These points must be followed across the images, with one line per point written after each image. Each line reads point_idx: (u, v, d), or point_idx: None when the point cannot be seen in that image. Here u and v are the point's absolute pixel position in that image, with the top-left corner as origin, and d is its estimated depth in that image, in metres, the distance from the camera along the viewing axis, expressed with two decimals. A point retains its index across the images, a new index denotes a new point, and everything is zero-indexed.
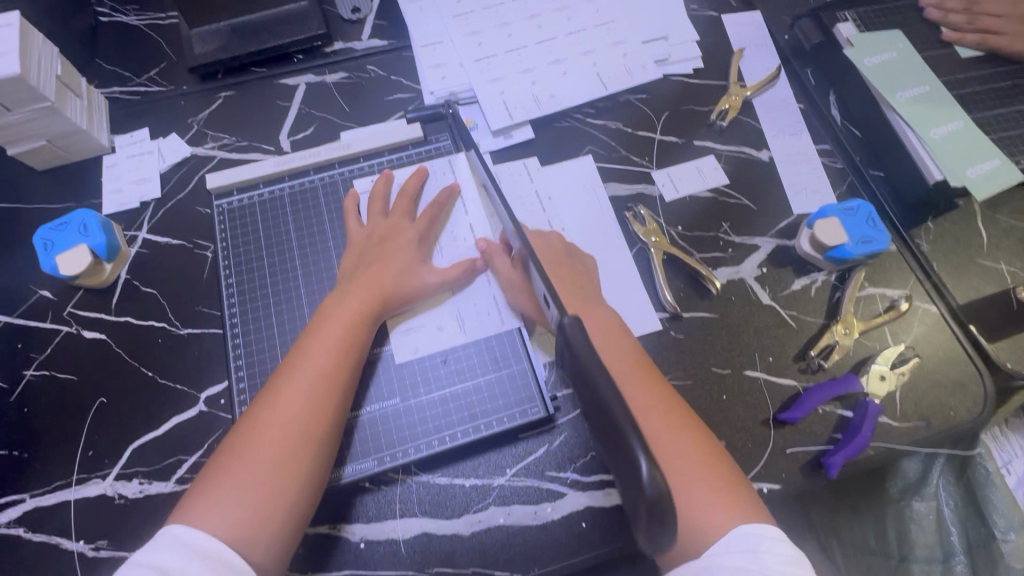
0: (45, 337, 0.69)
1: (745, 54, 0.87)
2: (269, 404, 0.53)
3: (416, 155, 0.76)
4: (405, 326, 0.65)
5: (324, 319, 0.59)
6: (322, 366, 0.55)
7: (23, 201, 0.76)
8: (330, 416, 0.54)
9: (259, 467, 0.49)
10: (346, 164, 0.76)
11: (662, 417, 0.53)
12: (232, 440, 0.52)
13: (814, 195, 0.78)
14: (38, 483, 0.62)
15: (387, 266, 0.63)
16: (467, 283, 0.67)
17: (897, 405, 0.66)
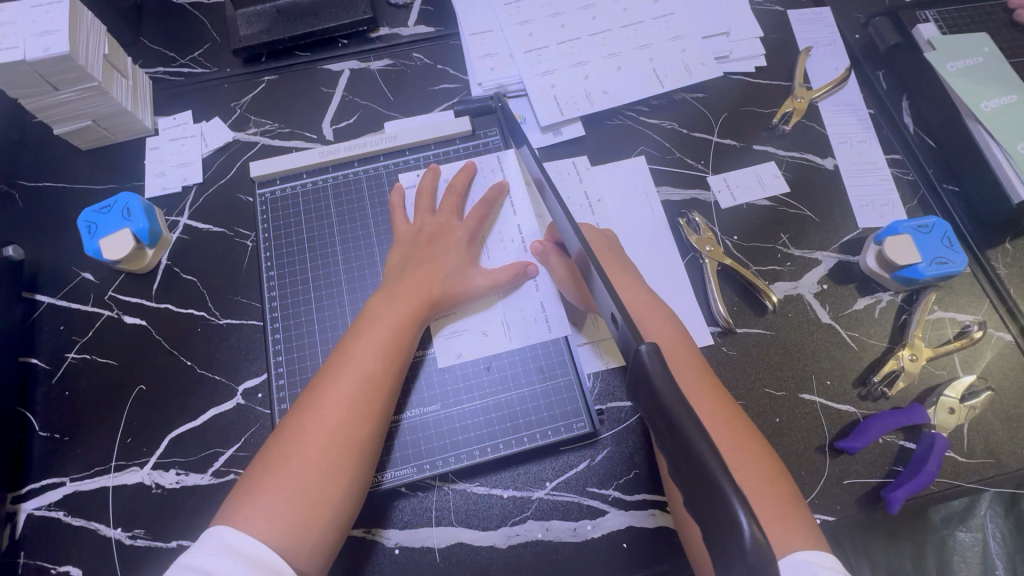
0: (87, 320, 0.68)
1: (812, 54, 0.82)
2: (314, 406, 0.51)
3: (464, 150, 0.74)
4: (448, 330, 0.63)
5: (370, 319, 0.57)
6: (368, 368, 0.53)
7: (67, 181, 0.76)
8: (375, 421, 0.52)
9: (304, 474, 0.48)
10: (391, 156, 0.74)
11: (732, 444, 0.50)
12: (277, 441, 0.51)
13: (881, 208, 0.73)
14: (78, 467, 0.62)
15: (434, 266, 0.61)
16: (514, 287, 0.65)
17: (964, 439, 0.62)
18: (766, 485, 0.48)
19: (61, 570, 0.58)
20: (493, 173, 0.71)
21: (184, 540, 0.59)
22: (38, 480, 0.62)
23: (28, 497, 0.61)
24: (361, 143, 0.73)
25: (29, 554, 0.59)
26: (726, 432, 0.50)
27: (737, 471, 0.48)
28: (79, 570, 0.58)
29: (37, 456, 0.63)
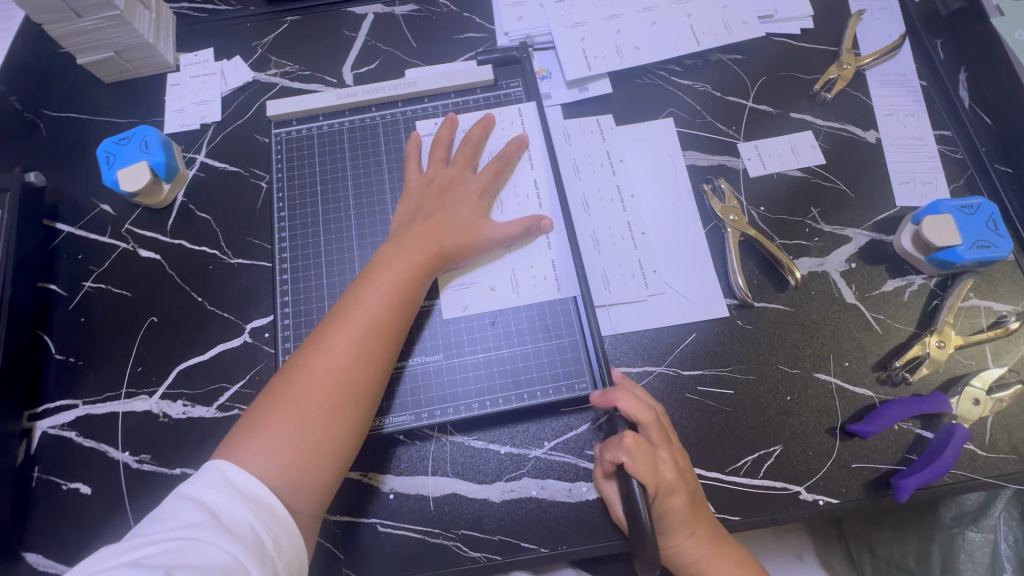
0: (104, 251, 0.69)
1: (864, 17, 0.76)
2: (320, 348, 0.51)
3: (483, 101, 0.71)
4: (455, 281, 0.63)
5: (381, 267, 0.56)
6: (375, 315, 0.53)
7: (89, 113, 0.76)
8: (380, 365, 0.52)
9: (306, 413, 0.48)
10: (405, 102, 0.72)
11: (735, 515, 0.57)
12: (281, 379, 0.50)
13: (923, 187, 0.69)
14: (91, 391, 0.64)
15: (449, 218, 0.60)
16: (525, 241, 0.63)
17: (987, 432, 0.59)
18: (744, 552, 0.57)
19: (71, 487, 0.60)
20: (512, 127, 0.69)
21: (188, 468, 0.61)
22: (53, 400, 0.64)
23: (42, 416, 0.63)
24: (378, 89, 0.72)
25: (42, 469, 0.61)
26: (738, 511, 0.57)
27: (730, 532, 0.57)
28: (88, 488, 0.60)
29: (52, 378, 0.65)
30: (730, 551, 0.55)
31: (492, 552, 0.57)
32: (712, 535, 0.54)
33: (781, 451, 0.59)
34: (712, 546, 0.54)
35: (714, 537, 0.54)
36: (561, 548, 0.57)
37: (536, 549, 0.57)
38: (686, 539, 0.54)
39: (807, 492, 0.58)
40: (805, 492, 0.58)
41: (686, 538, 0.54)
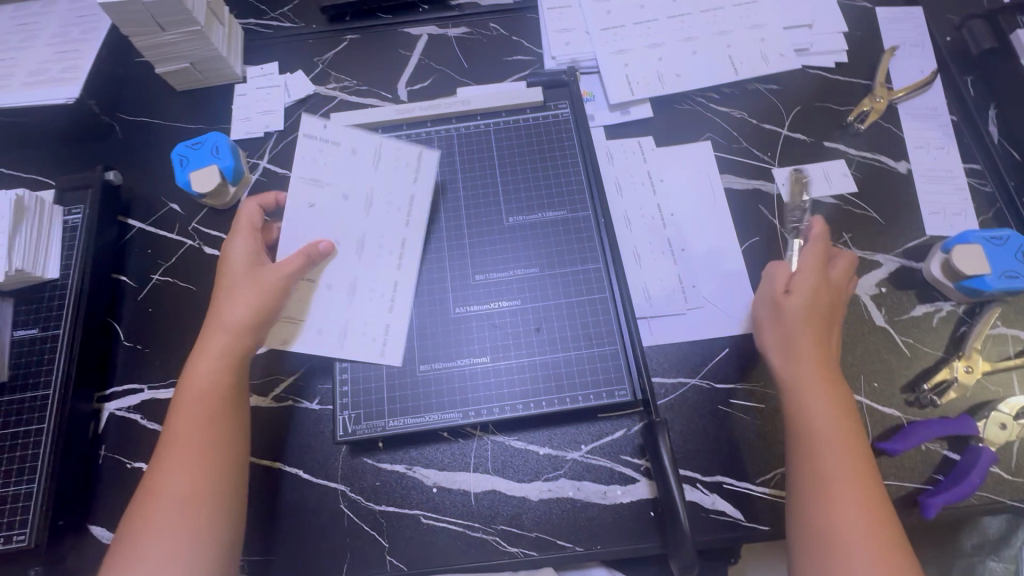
0: (172, 247, 0.74)
1: (897, 53, 0.80)
2: (178, 437, 0.55)
3: (392, 163, 0.68)
4: (369, 348, 0.64)
5: (194, 371, 0.57)
6: (189, 428, 0.55)
7: (162, 118, 0.81)
8: (220, 442, 0.55)
9: (185, 503, 0.52)
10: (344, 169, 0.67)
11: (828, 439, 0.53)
12: (150, 475, 0.54)
13: (953, 217, 0.71)
14: (155, 377, 0.68)
15: (238, 302, 0.59)
16: (356, 286, 0.65)
17: (1014, 456, 0.61)
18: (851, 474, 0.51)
19: (134, 466, 0.64)
20: (411, 195, 0.68)
21: None
22: (120, 384, 0.68)
23: (111, 399, 0.67)
24: (311, 150, 0.66)
25: (108, 448, 0.65)
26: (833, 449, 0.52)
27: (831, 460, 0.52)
28: None
29: (120, 363, 0.69)
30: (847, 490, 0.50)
31: (529, 547, 0.59)
32: (851, 449, 0.53)
33: None
34: (850, 461, 0.52)
35: (848, 447, 0.53)
36: (595, 548, 0.59)
37: (571, 547, 0.59)
38: (800, 356, 0.57)
39: None
40: None
41: (818, 437, 0.53)
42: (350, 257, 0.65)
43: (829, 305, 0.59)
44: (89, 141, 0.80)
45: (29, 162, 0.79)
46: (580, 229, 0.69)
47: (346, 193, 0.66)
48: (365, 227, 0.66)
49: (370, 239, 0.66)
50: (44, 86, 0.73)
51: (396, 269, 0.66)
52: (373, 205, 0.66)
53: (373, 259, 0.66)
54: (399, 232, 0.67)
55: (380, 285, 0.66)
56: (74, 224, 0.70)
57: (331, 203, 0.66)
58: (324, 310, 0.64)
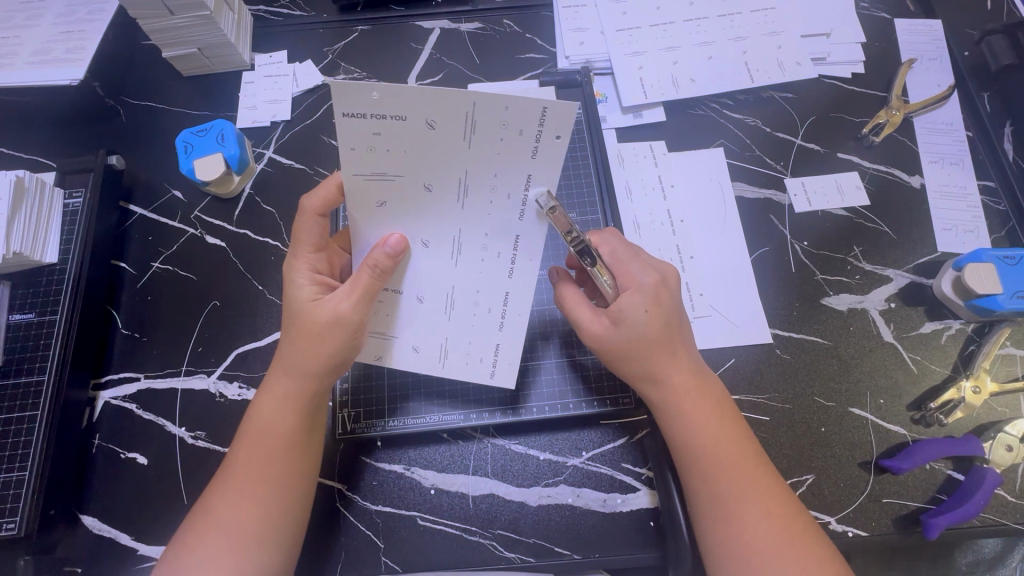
0: (173, 235, 0.73)
1: (914, 66, 0.79)
2: (238, 467, 0.52)
3: (493, 125, 0.41)
4: (476, 370, 0.56)
5: (264, 402, 0.54)
6: (254, 459, 0.52)
7: (166, 103, 0.80)
8: (284, 478, 0.52)
9: (234, 534, 0.49)
10: (396, 146, 0.43)
11: (728, 450, 0.52)
12: (207, 499, 0.52)
13: (965, 234, 0.71)
14: (151, 367, 0.67)
15: (312, 343, 0.51)
16: (462, 296, 0.53)
17: (1018, 480, 0.60)
18: (746, 482, 0.50)
19: (129, 456, 0.63)
20: (528, 174, 0.45)
21: None
22: (116, 372, 0.67)
23: (106, 386, 0.66)
24: (363, 136, 0.42)
25: (103, 437, 0.64)
26: (731, 461, 0.51)
27: (731, 472, 0.51)
28: (145, 459, 0.63)
29: (117, 351, 0.68)
30: (753, 503, 0.49)
31: (526, 553, 0.59)
32: (748, 465, 0.51)
33: (813, 480, 0.61)
34: (748, 478, 0.50)
35: (744, 462, 0.51)
36: (593, 556, 0.58)
37: (569, 554, 0.59)
38: (675, 375, 0.53)
39: (837, 523, 0.59)
40: (835, 522, 0.59)
41: (708, 459, 0.51)
42: (444, 262, 0.50)
43: (670, 314, 0.53)
44: (92, 124, 0.79)
45: (30, 142, 0.77)
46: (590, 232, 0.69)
47: (429, 181, 0.45)
48: (463, 221, 0.48)
49: (467, 239, 0.49)
50: (47, 66, 0.72)
51: (504, 280, 0.51)
52: (469, 195, 0.46)
53: (470, 263, 0.50)
54: (510, 228, 0.48)
55: (485, 297, 0.53)
56: (75, 208, 0.69)
57: (411, 196, 0.46)
58: (415, 324, 0.54)
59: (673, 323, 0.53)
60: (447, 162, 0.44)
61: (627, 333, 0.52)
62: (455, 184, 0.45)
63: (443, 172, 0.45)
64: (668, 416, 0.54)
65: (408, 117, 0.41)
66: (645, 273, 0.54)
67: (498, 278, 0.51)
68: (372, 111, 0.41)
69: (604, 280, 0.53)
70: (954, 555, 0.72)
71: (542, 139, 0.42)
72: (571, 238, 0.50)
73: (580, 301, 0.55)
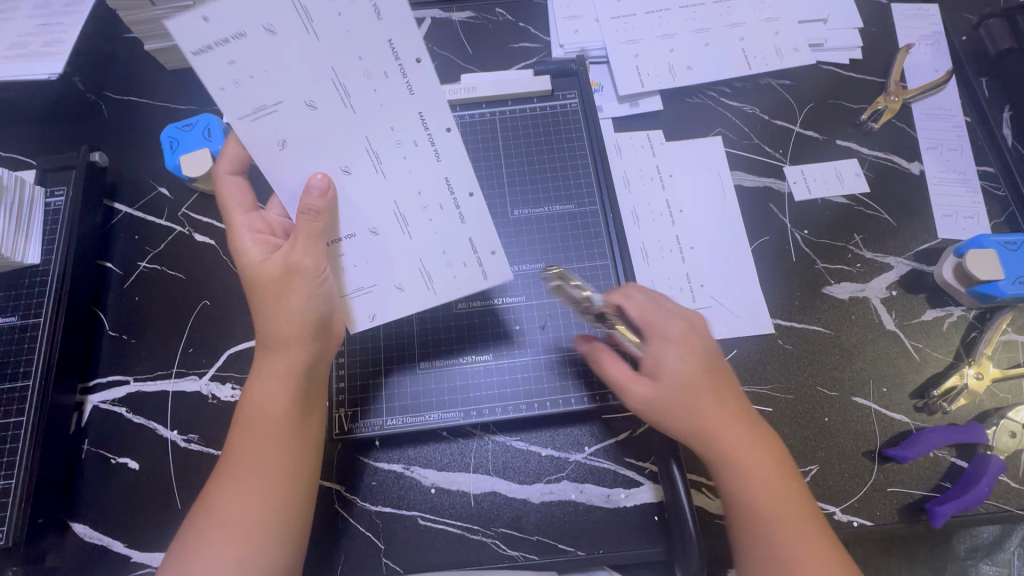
0: (160, 233, 0.71)
1: (912, 52, 0.78)
2: (237, 471, 0.50)
3: (328, 12, 0.45)
4: (465, 277, 0.54)
5: (255, 389, 0.51)
6: (252, 453, 0.50)
7: (149, 98, 0.77)
8: (278, 464, 0.50)
9: (235, 541, 0.48)
10: (255, 67, 0.45)
11: (781, 504, 0.49)
12: (204, 502, 0.50)
13: (965, 221, 0.70)
14: (141, 370, 0.65)
15: (277, 308, 0.50)
16: (423, 217, 0.52)
17: (1021, 466, 0.60)
18: (801, 535, 0.48)
19: (120, 461, 0.62)
20: (389, 39, 0.46)
21: None
22: (104, 376, 0.65)
23: (94, 390, 0.64)
24: (221, 72, 0.45)
25: (93, 443, 0.62)
26: (785, 514, 0.49)
27: (785, 526, 0.48)
28: (136, 464, 0.62)
29: (105, 354, 0.66)
30: (807, 557, 0.47)
31: (529, 551, 0.58)
32: (801, 518, 0.49)
33: (817, 471, 0.60)
34: (803, 530, 0.48)
35: (799, 519, 0.49)
36: (598, 552, 0.58)
37: (572, 551, 0.58)
38: (722, 425, 0.51)
39: (842, 513, 0.59)
40: (840, 512, 0.59)
41: (767, 516, 0.49)
42: (375, 177, 0.50)
43: (707, 359, 0.53)
44: (73, 121, 0.76)
45: (8, 140, 0.75)
46: (587, 223, 0.68)
47: (308, 97, 0.46)
48: (363, 126, 0.48)
49: (379, 139, 0.49)
50: (26, 60, 0.69)
51: (436, 164, 0.51)
52: (351, 93, 0.47)
53: (397, 164, 0.50)
54: (409, 107, 0.49)
55: (431, 195, 0.52)
56: (57, 207, 0.67)
57: (301, 118, 0.47)
58: (378, 263, 0.53)
59: (714, 370, 0.53)
60: (308, 66, 0.46)
61: (669, 391, 0.52)
62: (333, 84, 0.47)
63: (317, 79, 0.46)
64: (721, 464, 0.51)
65: (244, 31, 0.44)
66: (672, 322, 0.54)
67: (427, 166, 0.51)
68: (215, 42, 0.44)
69: (634, 343, 0.54)
70: (954, 539, 0.72)
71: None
72: (585, 307, 0.56)
73: (614, 361, 0.55)
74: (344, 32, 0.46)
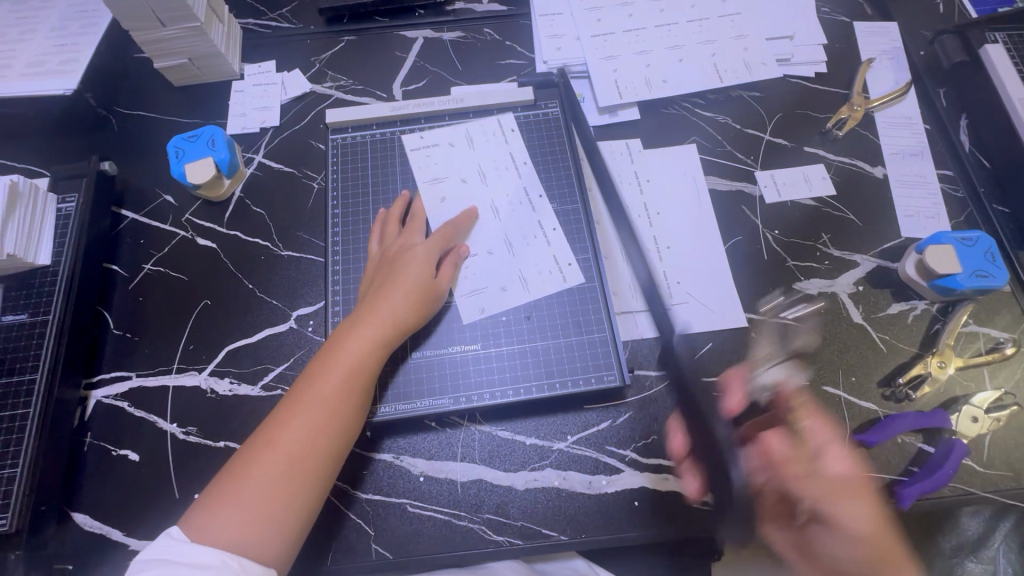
0: (164, 237, 0.75)
1: (873, 65, 0.83)
2: (298, 413, 0.55)
3: (483, 138, 0.77)
4: (550, 281, 0.69)
5: (341, 345, 0.59)
6: (320, 400, 0.56)
7: (157, 112, 0.82)
8: (342, 418, 0.56)
9: (278, 476, 0.52)
10: (438, 159, 0.76)
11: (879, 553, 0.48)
12: (258, 438, 0.54)
13: (927, 221, 0.74)
14: (143, 366, 0.68)
15: (389, 290, 0.62)
16: (524, 246, 0.71)
17: (985, 450, 0.62)
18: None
19: (120, 453, 0.64)
20: (509, 152, 0.76)
21: (231, 442, 0.64)
22: (108, 371, 0.68)
23: (98, 386, 0.67)
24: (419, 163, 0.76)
25: (95, 435, 0.65)
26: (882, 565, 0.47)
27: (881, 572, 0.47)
28: (136, 455, 0.64)
29: (109, 350, 0.69)
30: None
31: (513, 537, 0.60)
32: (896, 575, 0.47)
33: None
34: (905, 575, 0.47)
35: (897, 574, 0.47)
36: (580, 537, 0.60)
37: (556, 536, 0.60)
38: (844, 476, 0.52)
39: None
40: None
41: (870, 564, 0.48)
42: (493, 222, 0.72)
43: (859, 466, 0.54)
44: (85, 133, 0.81)
45: (24, 152, 0.79)
46: (569, 224, 0.72)
47: (462, 177, 0.74)
48: (490, 193, 0.74)
49: (500, 202, 0.73)
50: (44, 78, 0.74)
51: (533, 212, 0.72)
52: (487, 174, 0.75)
53: (510, 212, 0.73)
54: (519, 183, 0.74)
55: (528, 227, 0.72)
56: (68, 212, 0.71)
57: (456, 189, 0.74)
58: (488, 274, 0.69)
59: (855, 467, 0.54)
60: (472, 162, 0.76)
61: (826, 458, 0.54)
62: (474, 174, 0.75)
63: (468, 167, 0.75)
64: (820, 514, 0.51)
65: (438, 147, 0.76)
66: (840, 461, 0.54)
67: (528, 214, 0.72)
68: (425, 148, 0.77)
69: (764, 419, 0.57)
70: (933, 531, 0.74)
71: (508, 133, 0.77)
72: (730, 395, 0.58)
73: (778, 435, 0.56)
74: (506, 146, 0.77)
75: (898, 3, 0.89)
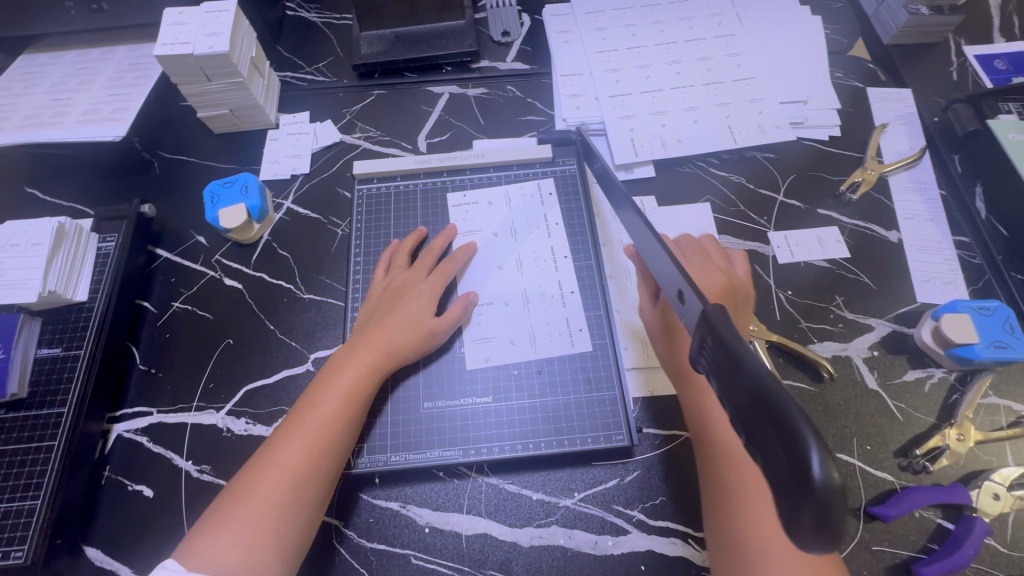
0: (194, 277, 0.78)
1: (887, 130, 0.85)
2: (291, 439, 0.56)
3: (518, 195, 0.80)
4: (558, 342, 0.70)
5: (334, 373, 0.61)
6: (314, 426, 0.57)
7: (197, 157, 0.87)
8: (336, 445, 0.57)
9: (268, 502, 0.53)
10: (470, 213, 0.79)
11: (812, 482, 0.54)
12: (253, 464, 0.56)
13: (943, 287, 0.74)
14: (164, 402, 0.70)
15: (389, 321, 0.65)
16: (541, 303, 0.72)
17: (1009, 530, 0.60)
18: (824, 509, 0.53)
19: (135, 488, 0.66)
20: (543, 212, 0.79)
21: None
22: (130, 406, 0.70)
23: (120, 420, 0.69)
24: (443, 212, 0.80)
25: (113, 469, 0.67)
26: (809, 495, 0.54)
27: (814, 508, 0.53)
28: (150, 491, 0.65)
29: (133, 386, 0.71)
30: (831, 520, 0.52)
31: None
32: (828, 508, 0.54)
33: None
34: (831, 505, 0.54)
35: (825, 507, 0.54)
36: None
37: None
38: None
39: None
40: None
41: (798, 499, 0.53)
42: (514, 275, 0.74)
43: None
44: (129, 176, 0.86)
45: (72, 192, 0.85)
46: (583, 279, 0.74)
47: (493, 231, 0.78)
48: (516, 249, 0.76)
49: (525, 257, 0.75)
50: (96, 125, 0.80)
51: (555, 271, 0.74)
52: (516, 230, 0.78)
53: (532, 269, 0.75)
54: (546, 241, 0.76)
55: (548, 286, 0.73)
56: (108, 251, 0.75)
57: (484, 241, 0.77)
58: (500, 327, 0.71)
59: None
60: (500, 217, 0.79)
61: None
62: (506, 229, 0.78)
63: (495, 221, 0.78)
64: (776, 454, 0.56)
65: (475, 200, 0.80)
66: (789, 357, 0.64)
67: (551, 272, 0.74)
68: (461, 204, 0.80)
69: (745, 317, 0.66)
70: None
71: (543, 194, 0.80)
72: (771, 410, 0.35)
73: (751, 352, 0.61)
74: (539, 204, 0.80)
75: (912, 69, 0.91)
